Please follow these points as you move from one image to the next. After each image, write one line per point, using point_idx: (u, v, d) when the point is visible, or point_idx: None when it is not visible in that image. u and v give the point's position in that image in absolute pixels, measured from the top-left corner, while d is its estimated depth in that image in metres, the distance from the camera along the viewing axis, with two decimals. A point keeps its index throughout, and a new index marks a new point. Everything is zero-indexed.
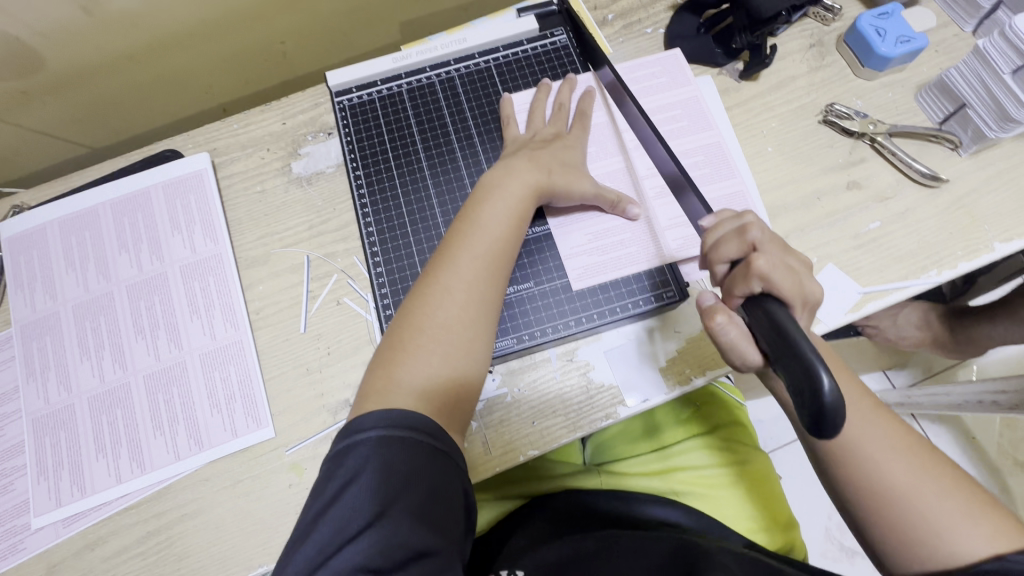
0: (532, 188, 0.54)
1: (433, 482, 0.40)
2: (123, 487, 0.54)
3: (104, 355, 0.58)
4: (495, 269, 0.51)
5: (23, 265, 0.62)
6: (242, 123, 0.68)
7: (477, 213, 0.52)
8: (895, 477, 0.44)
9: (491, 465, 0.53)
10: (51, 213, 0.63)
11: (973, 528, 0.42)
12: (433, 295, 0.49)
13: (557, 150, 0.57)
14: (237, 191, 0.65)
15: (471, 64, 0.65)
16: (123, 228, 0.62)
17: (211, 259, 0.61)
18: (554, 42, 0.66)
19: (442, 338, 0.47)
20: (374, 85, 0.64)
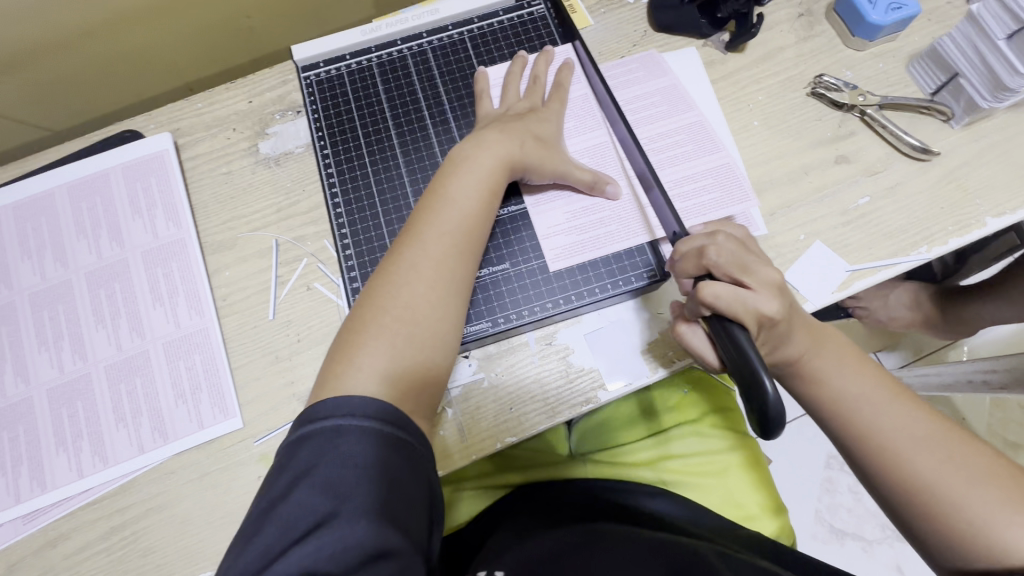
0: (504, 163, 0.51)
1: (393, 474, 0.39)
2: (85, 481, 0.52)
3: (64, 346, 0.56)
4: (465, 250, 0.49)
5: None
6: (206, 102, 0.65)
7: (444, 190, 0.50)
8: (923, 471, 0.42)
9: (467, 453, 0.51)
10: (4, 198, 0.60)
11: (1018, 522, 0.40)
12: (400, 276, 0.46)
13: (532, 124, 0.55)
14: (202, 173, 0.62)
15: (445, 36, 0.62)
16: (81, 213, 0.60)
17: (174, 244, 0.59)
18: (532, 12, 0.63)
19: (411, 323, 0.45)
20: (343, 59, 0.61)
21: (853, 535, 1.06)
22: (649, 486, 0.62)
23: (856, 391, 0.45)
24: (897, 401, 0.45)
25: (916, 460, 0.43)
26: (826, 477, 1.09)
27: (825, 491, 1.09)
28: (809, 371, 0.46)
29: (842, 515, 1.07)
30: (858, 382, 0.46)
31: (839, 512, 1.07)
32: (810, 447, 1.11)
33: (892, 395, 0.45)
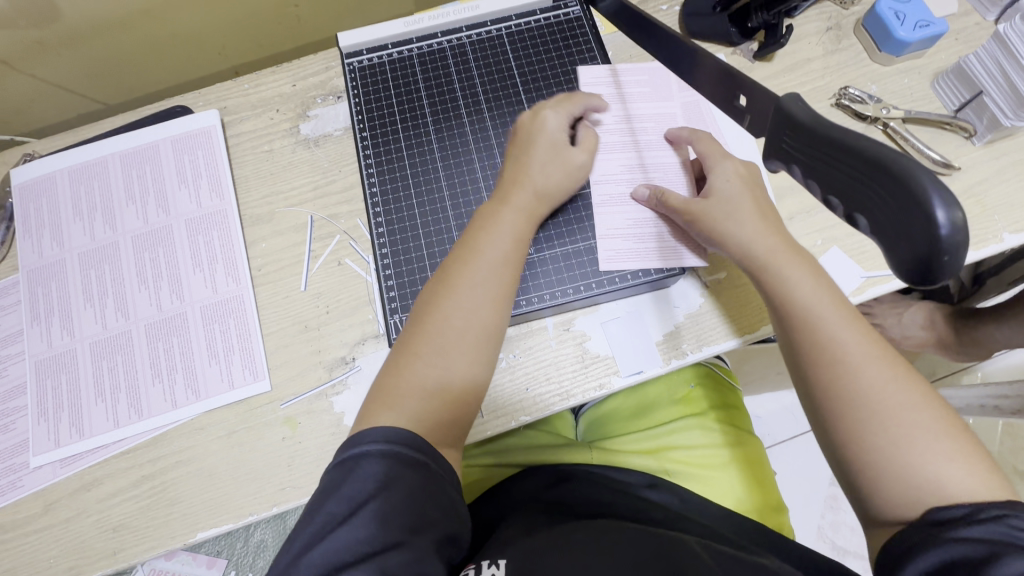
0: (532, 207, 0.53)
1: (410, 489, 0.41)
2: (121, 431, 0.55)
3: (108, 303, 0.59)
4: (498, 290, 0.50)
5: (33, 212, 0.63)
6: (253, 83, 0.69)
7: (477, 247, 0.51)
8: (863, 388, 0.44)
9: (483, 428, 0.54)
10: (63, 163, 0.64)
11: (939, 449, 0.41)
12: (438, 319, 0.48)
13: (546, 152, 0.54)
14: (245, 149, 0.66)
15: (483, 32, 0.63)
16: (132, 181, 0.63)
17: (215, 214, 0.62)
18: (569, 12, 0.64)
19: (446, 350, 0.47)
20: (385, 48, 0.63)
21: (854, 553, 1.05)
22: (651, 475, 0.63)
23: (834, 328, 0.46)
24: (852, 323, 0.46)
25: (852, 370, 0.45)
26: (830, 494, 1.09)
27: (829, 508, 1.09)
28: (779, 287, 0.49)
29: (844, 532, 1.07)
30: (838, 321, 0.46)
31: (842, 530, 1.07)
32: (815, 461, 1.12)
33: (850, 319, 0.47)
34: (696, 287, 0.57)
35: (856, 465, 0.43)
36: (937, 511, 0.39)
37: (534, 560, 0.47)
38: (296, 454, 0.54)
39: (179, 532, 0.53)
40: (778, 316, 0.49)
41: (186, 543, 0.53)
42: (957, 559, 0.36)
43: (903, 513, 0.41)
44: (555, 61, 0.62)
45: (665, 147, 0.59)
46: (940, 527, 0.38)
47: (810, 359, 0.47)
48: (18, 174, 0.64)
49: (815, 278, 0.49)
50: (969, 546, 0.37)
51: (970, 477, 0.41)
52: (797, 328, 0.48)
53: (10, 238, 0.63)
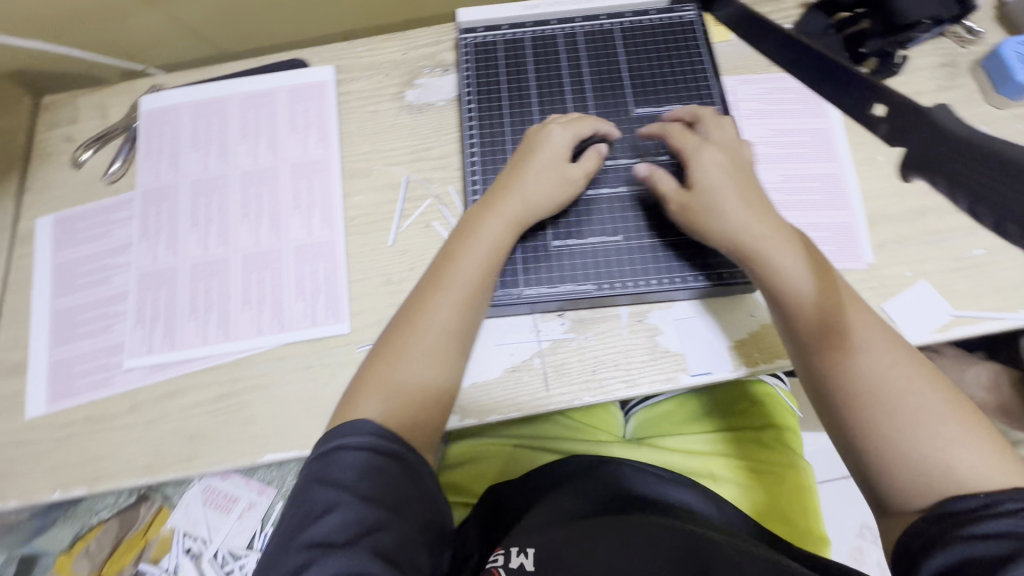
0: (519, 220, 0.55)
1: (388, 474, 0.44)
2: (207, 348, 0.59)
3: (211, 230, 0.63)
4: (466, 299, 0.52)
5: (155, 138, 0.68)
6: (367, 47, 0.73)
7: (454, 255, 0.53)
8: (869, 373, 0.45)
9: (547, 402, 0.55)
10: (187, 95, 0.69)
11: (946, 430, 0.43)
12: (415, 330, 0.51)
13: (543, 168, 0.55)
14: (352, 107, 0.69)
15: (596, 24, 0.65)
16: (247, 121, 0.67)
17: (319, 162, 0.66)
18: (683, 16, 0.65)
19: (418, 358, 0.50)
20: (499, 28, 0.65)
21: None
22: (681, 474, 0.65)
23: (840, 319, 0.48)
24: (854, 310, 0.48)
25: (861, 358, 0.46)
26: (858, 545, 1.06)
27: (855, 558, 1.05)
28: (770, 277, 0.50)
29: None
30: (844, 309, 0.48)
31: None
32: (846, 508, 1.09)
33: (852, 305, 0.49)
34: None
35: (866, 447, 0.44)
36: (953, 500, 0.40)
37: (560, 547, 0.48)
38: None
39: (248, 451, 0.56)
40: (774, 310, 0.51)
41: (253, 462, 0.56)
42: (974, 555, 0.36)
43: (915, 496, 0.42)
44: (663, 61, 0.63)
45: (780, 170, 0.62)
46: (958, 521, 0.38)
47: (812, 351, 0.48)
48: (147, 101, 0.69)
49: (815, 268, 0.50)
50: (987, 543, 0.36)
51: (979, 457, 0.41)
52: (790, 320, 0.49)
53: (131, 158, 0.68)
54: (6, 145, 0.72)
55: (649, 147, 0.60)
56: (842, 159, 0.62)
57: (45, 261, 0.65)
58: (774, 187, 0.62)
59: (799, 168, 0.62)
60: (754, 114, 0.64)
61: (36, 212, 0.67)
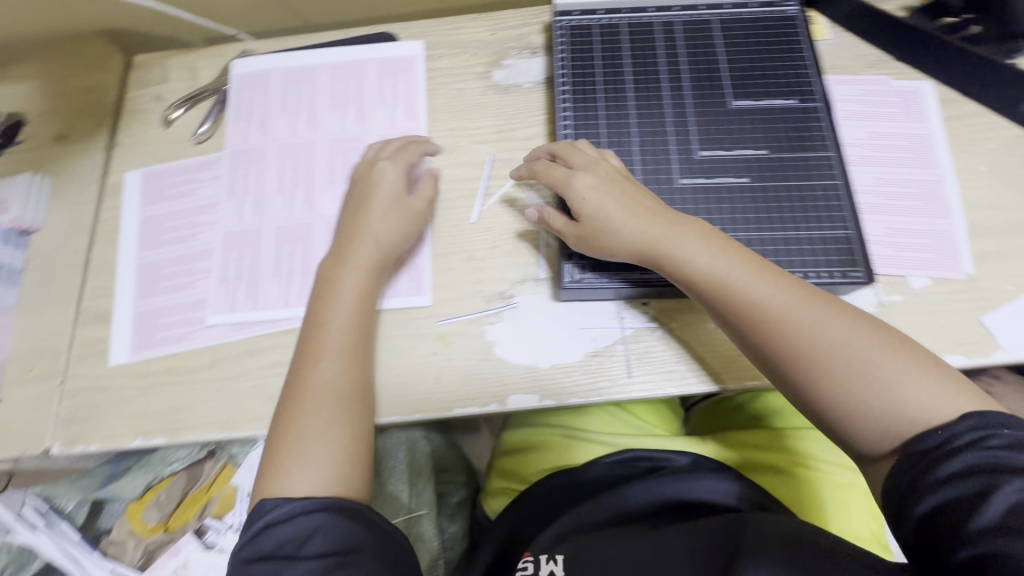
0: (374, 263, 0.55)
1: (331, 529, 0.44)
2: (289, 311, 0.59)
3: (297, 195, 0.64)
4: (357, 340, 0.53)
5: (245, 102, 0.69)
6: (454, 26, 0.72)
7: (322, 320, 0.53)
8: (763, 300, 0.47)
9: (629, 388, 0.55)
10: (278, 62, 0.70)
11: (899, 370, 0.43)
12: (313, 369, 0.51)
13: (386, 206, 0.58)
14: (438, 84, 0.69)
15: (694, 14, 0.63)
16: (336, 91, 0.68)
17: (405, 135, 0.66)
18: (784, 11, 0.63)
19: (324, 406, 0.49)
20: (594, 13, 0.64)
21: None
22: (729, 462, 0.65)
23: (744, 285, 0.47)
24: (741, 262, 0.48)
25: (782, 319, 0.46)
26: None
27: None
28: (683, 269, 0.50)
29: None
30: (747, 275, 0.48)
31: None
32: None
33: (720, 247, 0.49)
34: (869, 305, 0.56)
35: (829, 410, 0.44)
36: (921, 438, 0.41)
37: (585, 554, 0.50)
38: (444, 369, 0.56)
39: None
40: (708, 304, 0.50)
41: None
42: (946, 503, 0.38)
43: (886, 440, 0.42)
44: (764, 54, 0.61)
45: (875, 172, 0.61)
46: (927, 463, 0.40)
47: (750, 335, 0.48)
48: (238, 66, 0.70)
49: (711, 242, 0.50)
50: (953, 486, 0.38)
51: (931, 388, 0.42)
52: (720, 302, 0.48)
53: (221, 120, 0.69)
54: (98, 100, 0.73)
55: (749, 138, 0.57)
56: (942, 166, 0.61)
57: (132, 215, 0.66)
58: (867, 190, 0.60)
59: (897, 173, 0.61)
60: (850, 115, 0.63)
61: (125, 167, 0.68)
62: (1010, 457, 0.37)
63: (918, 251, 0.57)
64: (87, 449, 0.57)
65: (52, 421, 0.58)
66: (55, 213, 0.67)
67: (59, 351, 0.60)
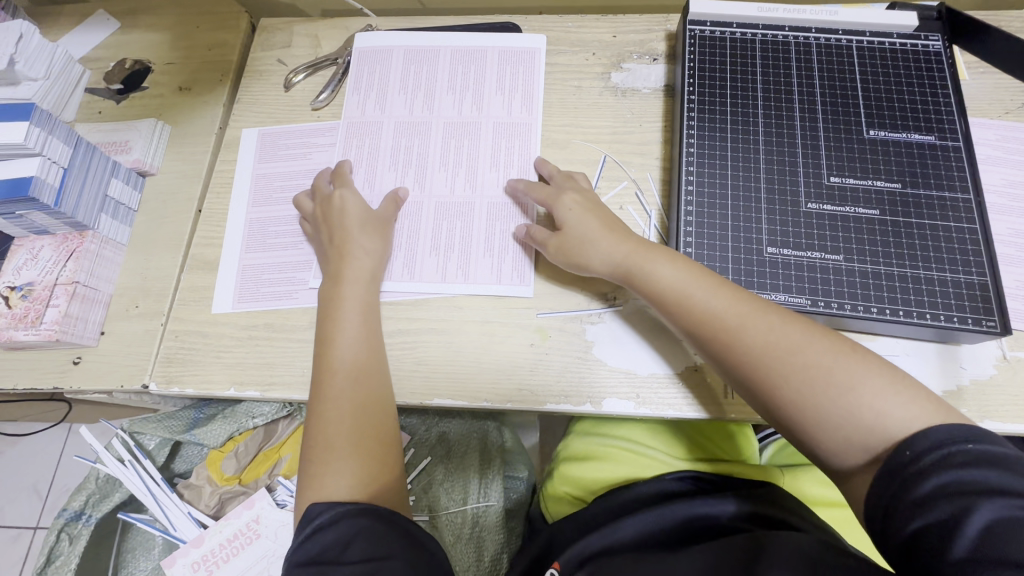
0: (368, 274, 0.56)
1: (373, 530, 0.42)
2: (392, 284, 0.60)
3: (409, 173, 0.64)
4: (368, 341, 0.53)
5: (366, 74, 0.70)
6: (577, 24, 0.72)
7: (331, 336, 0.52)
8: (724, 314, 0.47)
9: (728, 408, 0.54)
10: (400, 41, 0.71)
11: (863, 376, 0.41)
12: (330, 381, 0.50)
13: (367, 222, 0.59)
14: (556, 79, 0.69)
15: (833, 38, 0.63)
16: (455, 74, 0.69)
17: (521, 125, 0.66)
18: (928, 46, 0.62)
19: (343, 404, 0.49)
20: (729, 26, 0.64)
21: None
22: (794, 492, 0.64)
23: (707, 300, 0.48)
24: (703, 277, 0.49)
25: (743, 333, 0.45)
26: None
27: None
28: (653, 282, 0.50)
29: None
30: (709, 288, 0.48)
31: None
32: None
33: (686, 266, 0.50)
34: (992, 357, 0.53)
35: (800, 428, 0.43)
36: (889, 454, 0.38)
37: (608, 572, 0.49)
38: (541, 362, 0.56)
39: (418, 391, 0.56)
40: (677, 320, 0.49)
41: (421, 402, 0.56)
42: (924, 529, 0.35)
43: (851, 453, 0.40)
44: (904, 86, 0.60)
45: (1011, 223, 0.58)
46: (900, 484, 0.37)
47: (716, 353, 0.47)
48: (361, 39, 0.71)
49: (677, 258, 0.51)
50: (932, 511, 0.35)
51: (890, 397, 0.40)
52: (682, 313, 0.49)
53: (341, 90, 0.70)
54: (222, 57, 0.76)
55: (882, 168, 0.56)
56: None
57: (246, 170, 0.67)
58: (1001, 240, 0.57)
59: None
60: (986, 160, 0.61)
61: (242, 123, 0.70)
62: (982, 475, 0.35)
63: None
64: (182, 391, 0.58)
65: (153, 359, 0.60)
66: (173, 160, 0.70)
67: (165, 293, 0.63)
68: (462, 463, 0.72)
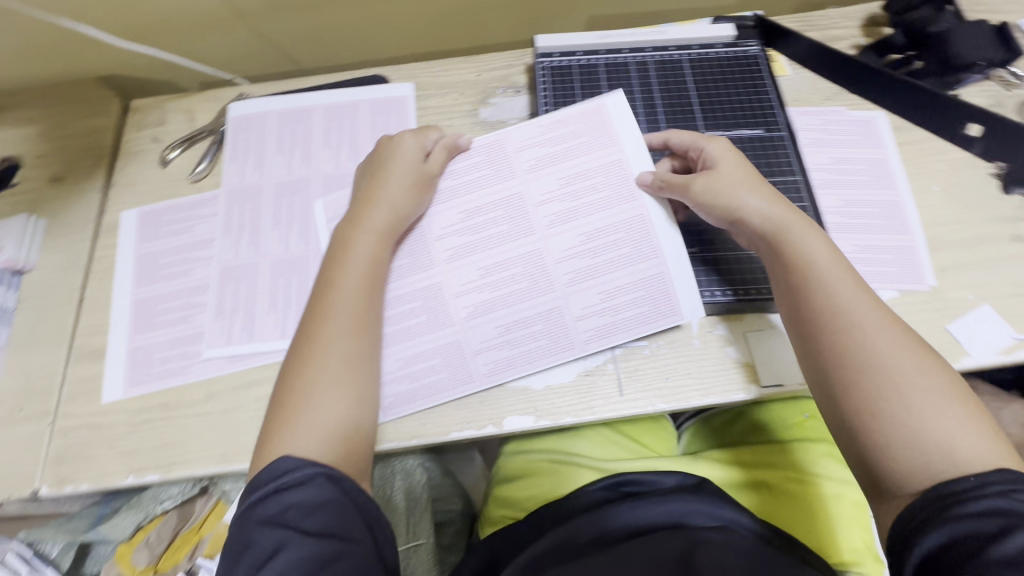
0: (385, 225, 0.57)
1: (338, 505, 0.45)
2: (229, 348, 0.60)
3: (464, 236, 0.60)
4: (363, 307, 0.54)
5: (583, 138, 0.62)
6: (443, 68, 0.76)
7: (333, 280, 0.54)
8: (863, 318, 0.48)
9: (622, 408, 0.56)
10: (628, 142, 0.61)
11: (956, 413, 0.44)
12: (331, 321, 0.52)
13: (407, 181, 0.59)
14: (429, 121, 0.72)
15: (666, 54, 0.69)
16: (599, 189, 0.60)
17: (565, 338, 0.58)
18: (747, 51, 0.69)
19: (339, 364, 0.51)
20: (575, 54, 0.69)
21: None
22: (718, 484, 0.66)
23: (848, 296, 0.49)
24: (852, 277, 0.50)
25: (870, 340, 0.47)
26: None
27: None
28: (795, 259, 0.51)
29: None
30: (847, 287, 0.49)
31: None
32: None
33: (834, 259, 0.51)
34: None
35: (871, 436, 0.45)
36: (955, 481, 0.41)
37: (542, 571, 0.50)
38: (442, 393, 0.57)
39: None
40: (795, 304, 0.51)
41: None
42: (964, 536, 0.38)
43: (915, 478, 0.42)
44: (732, 91, 0.67)
45: (842, 195, 0.65)
46: (950, 501, 0.40)
47: (827, 342, 0.48)
48: (611, 99, 0.63)
49: (823, 249, 0.52)
50: (977, 524, 0.38)
51: (980, 440, 0.43)
52: (812, 298, 0.50)
53: (218, 159, 0.71)
54: (96, 143, 0.76)
55: None
56: (901, 187, 0.65)
57: (128, 252, 0.67)
58: (835, 212, 0.64)
59: (859, 194, 0.65)
60: (814, 143, 0.68)
61: (121, 206, 0.70)
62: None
63: (885, 267, 0.61)
64: (76, 488, 0.56)
65: (43, 461, 0.57)
66: (50, 254, 0.68)
67: (50, 391, 0.61)
68: (389, 507, 0.71)
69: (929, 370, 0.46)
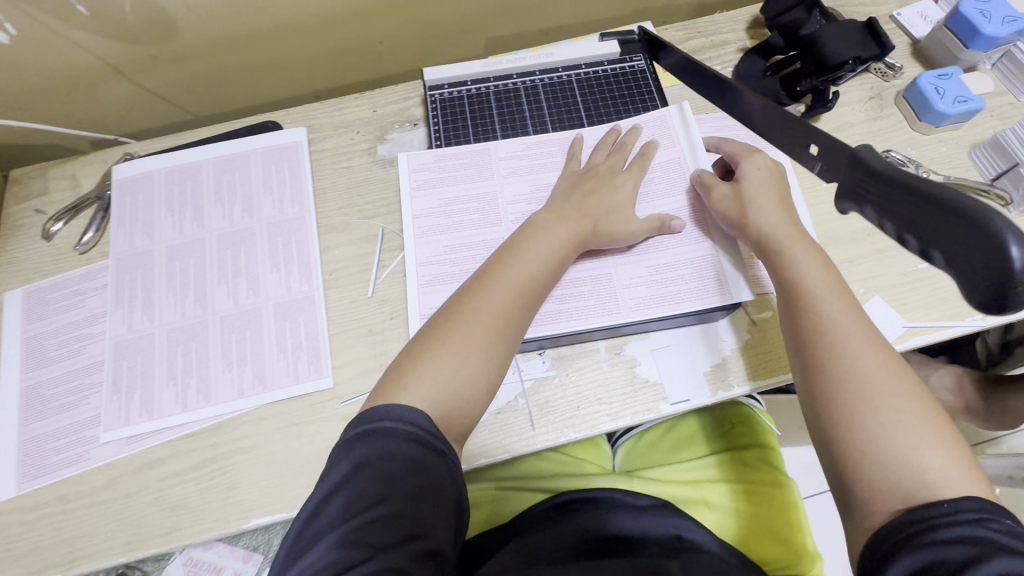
0: (588, 221, 0.59)
1: (438, 478, 0.44)
2: (129, 428, 0.58)
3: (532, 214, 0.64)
4: (526, 291, 0.54)
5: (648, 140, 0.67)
6: (338, 106, 0.74)
7: (519, 249, 0.57)
8: (849, 336, 0.50)
9: (535, 440, 0.56)
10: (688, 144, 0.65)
11: (928, 435, 0.44)
12: (492, 286, 0.54)
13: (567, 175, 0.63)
14: (325, 164, 0.71)
15: (555, 76, 0.71)
16: (655, 182, 0.65)
17: (618, 306, 0.59)
18: (632, 66, 0.71)
19: (478, 323, 0.52)
20: (464, 84, 0.71)
21: None
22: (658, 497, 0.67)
23: (836, 313, 0.51)
24: (846, 299, 0.52)
25: (857, 358, 0.49)
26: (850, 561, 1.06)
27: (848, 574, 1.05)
28: (793, 274, 0.54)
29: None
30: (840, 308, 0.52)
31: None
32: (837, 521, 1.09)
33: (834, 281, 0.54)
34: (744, 324, 0.60)
35: (844, 449, 0.46)
36: (927, 505, 0.40)
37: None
38: None
39: (233, 517, 0.54)
40: (790, 313, 0.53)
41: (239, 527, 0.54)
42: (934, 562, 0.37)
43: (883, 499, 0.43)
44: (619, 108, 0.69)
45: None
46: (920, 527, 0.40)
47: (810, 351, 0.51)
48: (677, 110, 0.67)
49: (823, 270, 0.54)
50: (948, 550, 0.38)
51: (952, 467, 0.43)
52: (806, 310, 0.52)
53: (106, 226, 0.68)
54: None
55: None
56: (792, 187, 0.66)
57: (14, 337, 0.63)
58: None
59: None
60: None
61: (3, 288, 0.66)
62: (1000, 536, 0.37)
63: None
64: None
65: None
66: None
67: None
68: None
69: (910, 395, 0.46)
